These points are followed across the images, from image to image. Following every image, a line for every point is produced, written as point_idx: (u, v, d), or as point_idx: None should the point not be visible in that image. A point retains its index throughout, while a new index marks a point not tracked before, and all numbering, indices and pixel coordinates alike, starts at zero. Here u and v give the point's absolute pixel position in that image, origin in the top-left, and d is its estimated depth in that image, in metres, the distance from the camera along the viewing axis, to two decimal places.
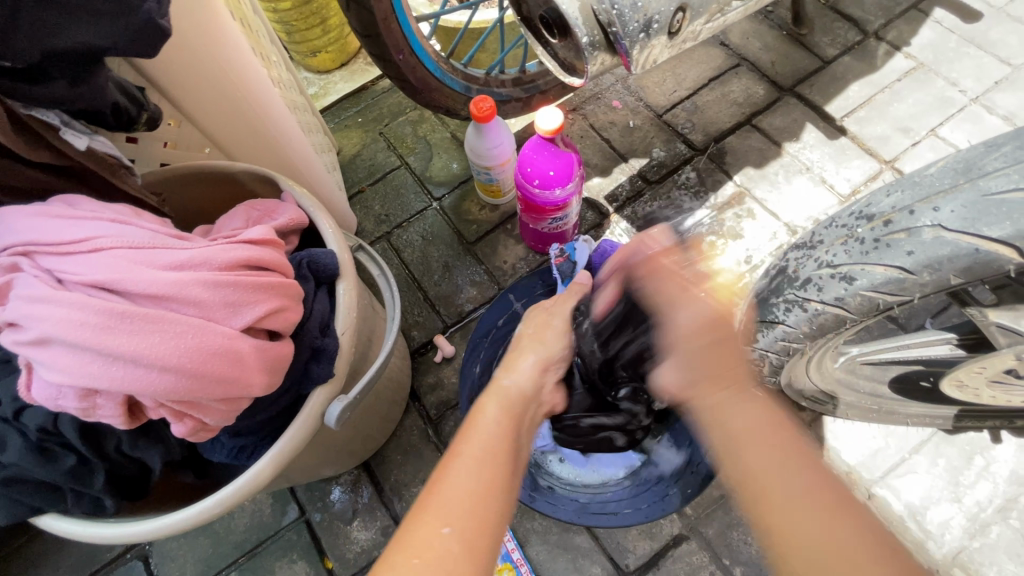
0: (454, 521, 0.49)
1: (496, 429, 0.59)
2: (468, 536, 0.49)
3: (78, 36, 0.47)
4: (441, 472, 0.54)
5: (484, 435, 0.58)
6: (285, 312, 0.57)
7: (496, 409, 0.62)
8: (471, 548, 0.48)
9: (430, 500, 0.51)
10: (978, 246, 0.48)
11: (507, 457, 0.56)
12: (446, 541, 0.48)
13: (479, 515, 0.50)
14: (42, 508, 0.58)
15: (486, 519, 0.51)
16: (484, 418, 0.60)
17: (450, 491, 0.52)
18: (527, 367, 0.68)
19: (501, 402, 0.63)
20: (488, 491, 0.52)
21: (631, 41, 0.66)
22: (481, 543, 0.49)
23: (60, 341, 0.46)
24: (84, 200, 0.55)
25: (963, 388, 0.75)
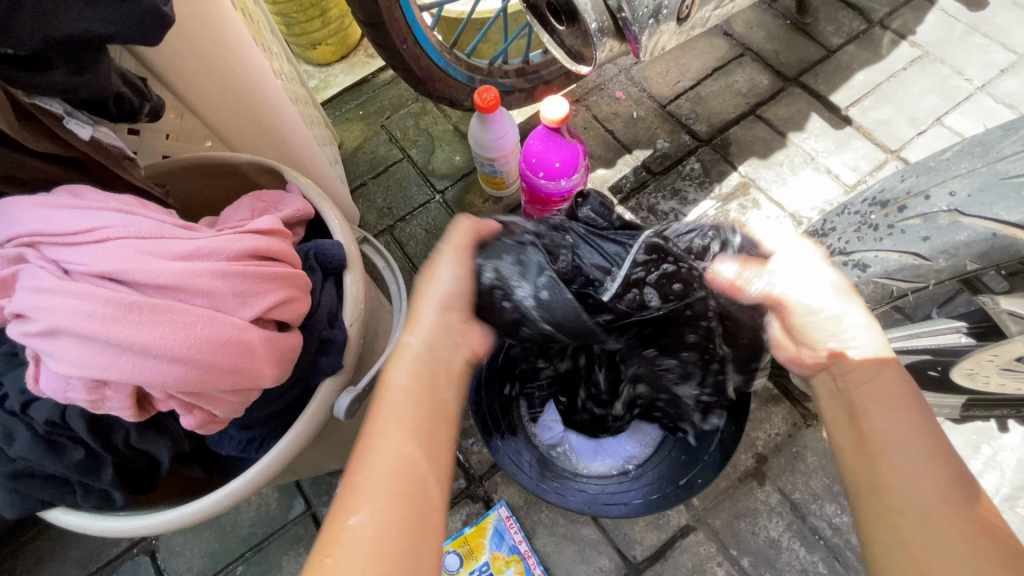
0: (362, 510, 0.45)
1: (402, 400, 0.51)
2: (385, 516, 0.45)
3: (81, 21, 0.46)
4: (361, 452, 0.48)
5: (398, 406, 0.51)
6: (294, 303, 0.57)
7: (407, 373, 0.53)
8: (392, 535, 0.44)
9: (353, 480, 0.47)
10: (996, 231, 0.47)
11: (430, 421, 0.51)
12: (358, 530, 0.44)
13: (398, 492, 0.46)
14: (52, 501, 0.58)
15: (407, 496, 0.46)
16: (390, 392, 0.52)
17: (365, 472, 0.47)
18: (425, 317, 0.57)
19: (412, 366, 0.54)
20: (416, 462, 0.48)
21: (641, 27, 0.65)
22: (400, 536, 0.44)
23: (67, 332, 0.46)
24: (89, 190, 0.54)
25: (973, 376, 0.75)
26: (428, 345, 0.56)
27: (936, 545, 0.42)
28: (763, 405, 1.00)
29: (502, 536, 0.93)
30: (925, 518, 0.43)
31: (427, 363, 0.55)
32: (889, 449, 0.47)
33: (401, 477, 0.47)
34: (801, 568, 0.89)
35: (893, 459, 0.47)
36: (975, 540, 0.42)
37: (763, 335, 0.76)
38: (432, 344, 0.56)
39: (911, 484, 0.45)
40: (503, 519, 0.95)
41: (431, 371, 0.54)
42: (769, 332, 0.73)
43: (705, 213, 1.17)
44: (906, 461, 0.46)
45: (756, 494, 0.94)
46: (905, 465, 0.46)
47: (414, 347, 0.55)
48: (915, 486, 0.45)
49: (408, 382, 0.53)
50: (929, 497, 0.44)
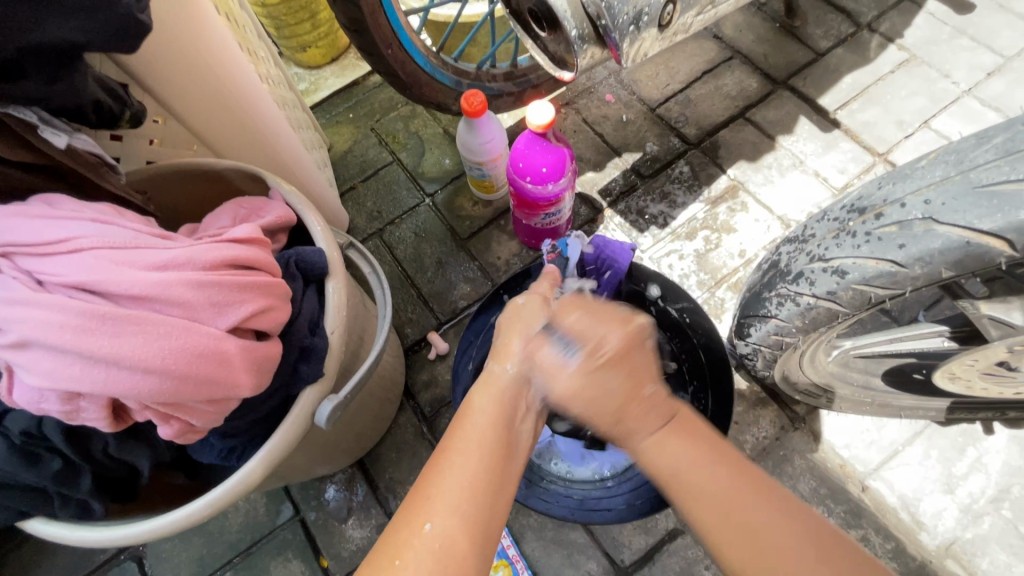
0: (436, 517, 0.49)
1: (489, 420, 0.55)
2: (455, 530, 0.48)
3: (52, 30, 0.46)
4: (432, 468, 0.52)
5: (477, 429, 0.54)
6: (272, 312, 0.57)
7: (491, 402, 0.57)
8: (457, 548, 0.48)
9: (424, 490, 0.51)
10: (970, 239, 0.48)
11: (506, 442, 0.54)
12: (430, 539, 0.48)
13: (471, 507, 0.49)
14: (30, 511, 0.57)
15: (478, 513, 0.50)
16: (477, 414, 0.56)
17: (439, 486, 0.50)
18: (518, 348, 0.60)
19: (495, 394, 0.58)
20: (493, 476, 0.52)
21: (621, 33, 0.65)
22: (465, 543, 0.48)
23: (39, 344, 0.46)
24: (64, 199, 0.53)
25: (956, 380, 0.75)
26: (516, 378, 0.59)
27: (764, 536, 0.50)
28: (750, 408, 1.00)
29: None
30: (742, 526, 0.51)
31: (523, 392, 0.59)
32: (672, 471, 0.55)
33: (474, 497, 0.50)
34: None
35: (687, 481, 0.54)
36: (795, 529, 0.50)
37: (747, 339, 0.76)
38: (523, 371, 0.59)
39: (713, 492, 0.52)
40: None
41: (514, 396, 0.58)
42: (752, 336, 0.73)
43: (694, 216, 1.17)
44: (703, 476, 0.54)
45: None
46: (700, 487, 0.53)
47: (501, 379, 0.59)
48: (717, 491, 0.52)
49: (490, 409, 0.56)
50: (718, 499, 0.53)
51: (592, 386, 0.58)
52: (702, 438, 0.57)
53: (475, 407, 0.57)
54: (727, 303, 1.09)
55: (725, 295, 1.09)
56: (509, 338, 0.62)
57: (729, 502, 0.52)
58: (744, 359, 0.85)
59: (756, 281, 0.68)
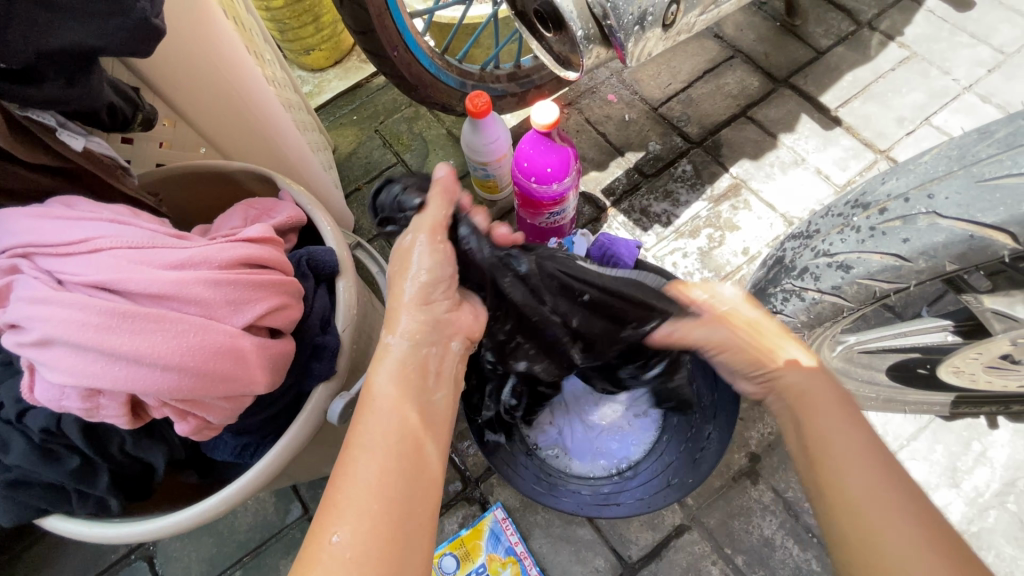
0: (343, 527, 0.47)
1: (391, 407, 0.54)
2: (365, 530, 0.47)
3: (72, 35, 0.47)
4: (337, 474, 0.51)
5: (376, 416, 0.54)
6: (286, 310, 0.58)
7: (388, 376, 0.57)
8: (369, 552, 0.46)
9: (332, 499, 0.49)
10: (973, 233, 0.49)
11: (410, 431, 0.53)
12: (340, 549, 0.46)
13: (382, 505, 0.49)
14: (48, 509, 0.58)
15: (387, 514, 0.48)
16: (375, 403, 0.55)
17: (344, 493, 0.49)
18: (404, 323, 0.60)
19: (393, 372, 0.57)
20: (405, 467, 0.51)
21: (626, 33, 0.66)
22: (381, 544, 0.47)
23: (61, 342, 0.47)
24: (82, 201, 0.55)
25: (960, 374, 0.76)
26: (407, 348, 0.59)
27: (846, 472, 0.53)
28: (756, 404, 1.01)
29: (498, 537, 0.94)
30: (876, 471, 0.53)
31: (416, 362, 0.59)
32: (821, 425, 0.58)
33: (382, 490, 0.49)
34: (794, 566, 0.90)
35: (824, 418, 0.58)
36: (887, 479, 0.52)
37: None
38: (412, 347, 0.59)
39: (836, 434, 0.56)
40: (499, 521, 0.95)
41: (411, 374, 0.58)
42: None
43: (697, 214, 1.17)
44: (839, 413, 0.57)
45: (749, 493, 0.95)
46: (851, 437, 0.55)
47: (398, 352, 0.58)
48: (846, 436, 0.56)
49: (391, 394, 0.55)
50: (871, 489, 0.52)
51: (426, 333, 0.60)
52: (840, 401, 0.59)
53: (376, 390, 0.56)
54: None
55: None
56: (398, 307, 0.61)
57: (836, 435, 0.56)
58: None
59: (760, 277, 0.69)
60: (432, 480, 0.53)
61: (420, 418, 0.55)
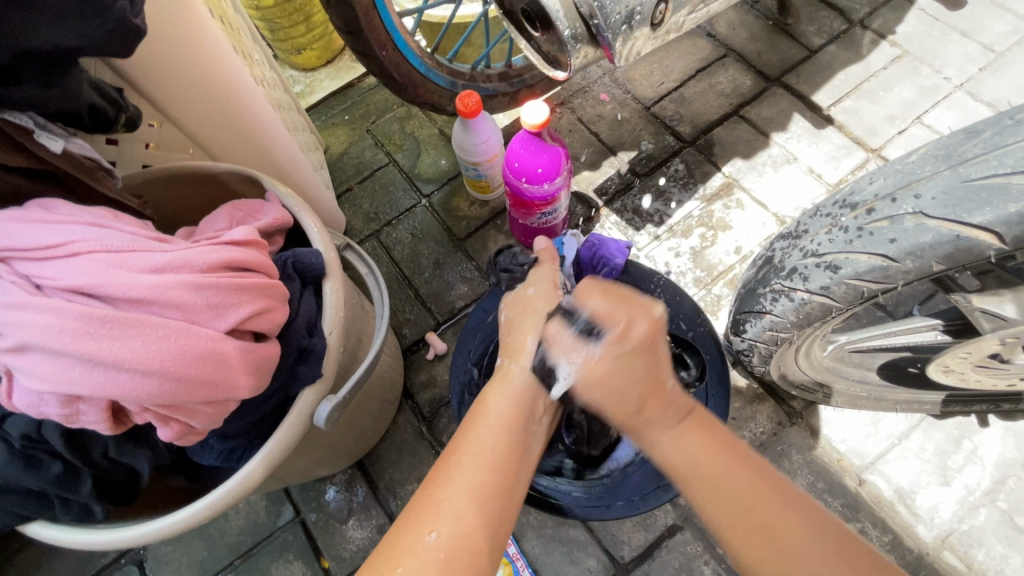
0: (441, 527, 0.51)
1: (502, 424, 0.60)
2: (460, 531, 0.51)
3: (47, 35, 0.46)
4: (437, 473, 0.55)
5: (488, 430, 0.59)
6: (270, 313, 0.57)
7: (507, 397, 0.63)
8: (458, 556, 0.50)
9: (425, 500, 0.54)
10: (960, 233, 0.48)
11: (512, 448, 0.59)
12: (433, 548, 0.50)
13: (482, 509, 0.53)
14: (31, 515, 0.58)
15: (480, 521, 0.53)
16: (488, 418, 0.61)
17: (447, 491, 0.54)
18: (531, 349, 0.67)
19: (513, 395, 0.63)
20: (505, 475, 0.57)
21: (614, 32, 0.66)
22: (472, 543, 0.51)
23: (38, 347, 0.46)
24: (61, 203, 0.54)
25: (950, 373, 0.76)
26: (531, 372, 0.65)
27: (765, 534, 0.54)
28: (748, 404, 1.01)
29: None
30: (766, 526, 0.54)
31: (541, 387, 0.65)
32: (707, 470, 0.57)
33: (483, 499, 0.54)
34: None
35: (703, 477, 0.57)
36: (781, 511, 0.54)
37: (743, 335, 0.76)
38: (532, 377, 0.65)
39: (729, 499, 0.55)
40: None
41: (527, 398, 0.63)
42: (748, 332, 0.74)
43: (690, 213, 1.17)
44: (724, 476, 0.56)
45: None
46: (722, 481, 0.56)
47: (517, 376, 0.65)
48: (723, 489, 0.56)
49: (507, 411, 0.61)
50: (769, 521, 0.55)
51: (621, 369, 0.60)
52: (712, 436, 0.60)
53: (492, 407, 0.62)
54: (723, 300, 1.09)
55: (722, 292, 1.10)
56: (522, 337, 0.69)
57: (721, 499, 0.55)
58: (741, 355, 0.85)
59: (750, 277, 0.69)
60: (518, 493, 0.57)
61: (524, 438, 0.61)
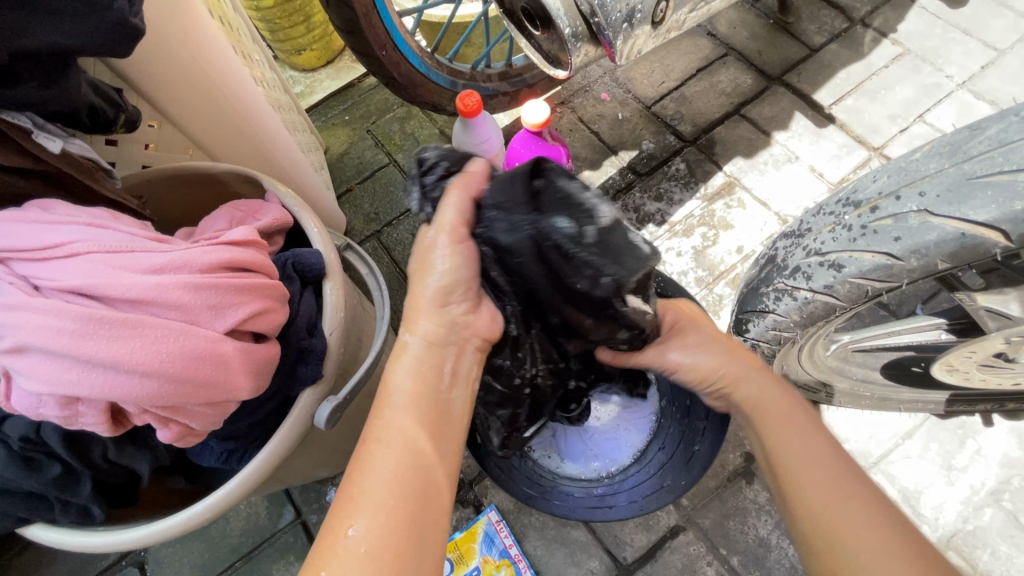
0: (360, 523, 0.46)
1: (405, 401, 0.53)
2: (381, 529, 0.46)
3: (45, 36, 0.46)
4: (355, 467, 0.50)
5: (393, 410, 0.53)
6: (270, 313, 0.57)
7: (409, 370, 0.56)
8: (382, 550, 0.45)
9: (347, 494, 0.49)
10: (965, 230, 0.48)
11: (419, 426, 0.52)
12: (354, 546, 0.45)
13: (396, 498, 0.48)
14: (30, 518, 0.58)
15: (399, 509, 0.48)
16: (391, 396, 0.54)
17: (358, 486, 0.49)
18: (427, 315, 0.58)
19: (413, 366, 0.56)
20: (422, 460, 0.51)
21: (615, 31, 0.65)
22: (400, 539, 0.47)
23: (36, 349, 0.46)
24: (60, 204, 0.53)
25: (954, 372, 0.75)
26: (428, 343, 0.57)
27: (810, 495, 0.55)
28: None
29: (492, 540, 0.93)
30: (828, 477, 0.54)
31: (443, 350, 0.58)
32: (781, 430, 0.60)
33: (395, 484, 0.49)
34: (790, 566, 0.90)
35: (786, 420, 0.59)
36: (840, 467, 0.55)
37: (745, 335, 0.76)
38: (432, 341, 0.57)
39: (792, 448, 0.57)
40: (493, 523, 0.95)
41: (429, 366, 0.56)
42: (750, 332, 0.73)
43: (691, 213, 1.17)
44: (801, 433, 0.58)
45: (744, 493, 0.94)
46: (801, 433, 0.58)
47: (414, 347, 0.57)
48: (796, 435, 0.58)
49: (409, 387, 0.54)
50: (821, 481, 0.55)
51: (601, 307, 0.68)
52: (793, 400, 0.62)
53: (395, 378, 0.55)
54: (726, 300, 1.09)
55: (724, 292, 1.09)
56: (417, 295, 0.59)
57: (794, 441, 0.57)
58: None
59: (753, 277, 0.68)
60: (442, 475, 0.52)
61: (437, 411, 0.54)
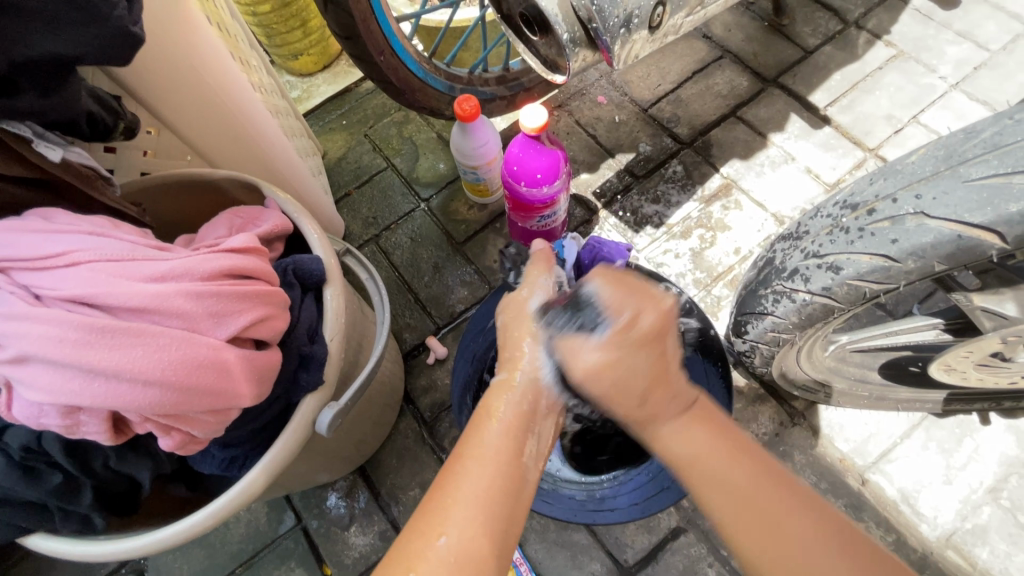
0: (452, 531, 0.48)
1: (511, 427, 0.55)
2: (468, 539, 0.48)
3: (46, 45, 0.46)
4: (449, 476, 0.52)
5: (494, 432, 0.55)
6: (271, 320, 0.57)
7: (513, 405, 0.57)
8: (471, 558, 0.47)
9: (433, 503, 0.50)
10: (961, 233, 0.49)
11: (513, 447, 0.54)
12: (445, 552, 0.47)
13: (487, 511, 0.50)
14: (31, 527, 0.57)
15: (490, 522, 0.49)
16: (495, 420, 0.56)
17: (455, 497, 0.50)
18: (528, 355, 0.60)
19: (519, 396, 0.58)
20: (511, 478, 0.52)
21: (612, 36, 0.66)
22: (481, 545, 0.48)
23: (37, 358, 0.46)
24: (60, 213, 0.53)
25: (951, 371, 0.75)
26: (539, 376, 0.59)
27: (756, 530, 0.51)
28: (749, 404, 1.00)
29: None
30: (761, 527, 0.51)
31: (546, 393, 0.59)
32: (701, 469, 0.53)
33: (493, 501, 0.50)
34: None
35: (716, 476, 0.52)
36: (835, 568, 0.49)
37: (744, 337, 0.76)
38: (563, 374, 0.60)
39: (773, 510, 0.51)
40: None
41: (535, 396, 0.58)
42: (749, 333, 0.74)
43: (688, 215, 1.17)
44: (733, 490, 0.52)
45: None
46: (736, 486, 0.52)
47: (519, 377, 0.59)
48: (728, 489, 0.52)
49: (510, 416, 0.56)
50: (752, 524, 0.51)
51: (622, 362, 0.56)
52: (719, 430, 0.56)
53: (503, 402, 0.57)
54: (724, 302, 1.09)
55: (722, 293, 1.10)
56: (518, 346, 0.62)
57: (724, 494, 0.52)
58: (742, 356, 0.84)
59: (752, 279, 0.69)
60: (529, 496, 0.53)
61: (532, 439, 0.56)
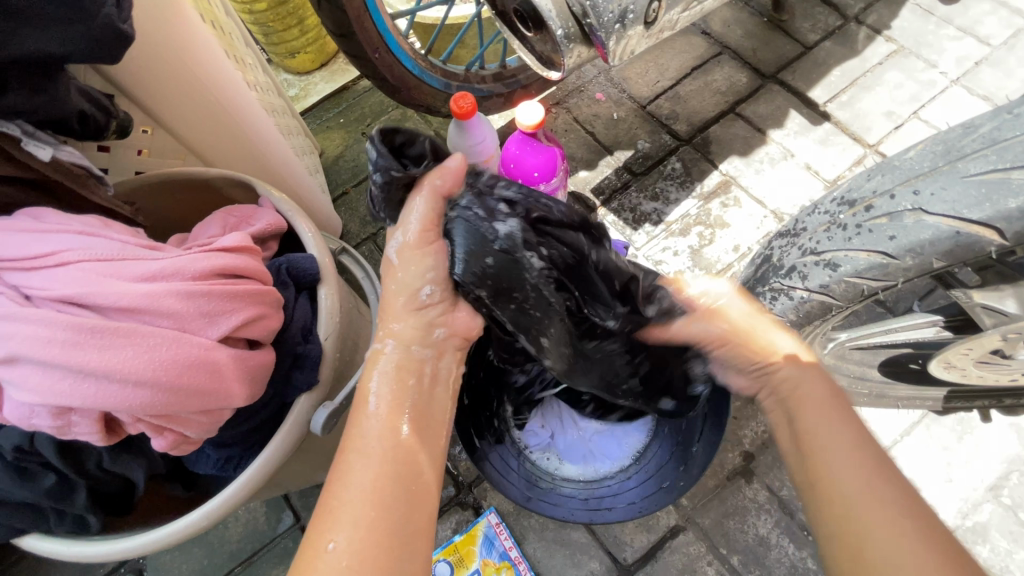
0: (341, 533, 0.45)
1: (388, 411, 0.52)
2: (360, 542, 0.45)
3: (33, 43, 0.45)
4: (335, 475, 0.49)
5: (374, 422, 0.52)
6: (264, 320, 0.57)
7: (383, 380, 0.54)
8: (365, 564, 0.44)
9: (325, 505, 0.48)
10: (959, 229, 0.48)
11: (397, 445, 0.51)
12: (336, 558, 0.44)
13: (373, 513, 0.46)
14: (25, 528, 0.57)
15: (380, 523, 0.46)
16: (374, 406, 0.53)
17: (340, 499, 0.47)
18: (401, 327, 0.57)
19: (388, 372, 0.55)
20: (395, 475, 0.49)
21: (607, 32, 0.65)
22: (383, 542, 0.46)
23: (27, 359, 0.45)
24: (51, 213, 0.53)
25: (951, 369, 0.75)
26: (405, 345, 0.56)
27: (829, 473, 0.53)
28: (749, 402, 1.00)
29: (492, 543, 0.93)
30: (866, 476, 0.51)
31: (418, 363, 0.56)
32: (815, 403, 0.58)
33: (377, 502, 0.47)
34: (790, 565, 0.90)
35: (822, 420, 0.56)
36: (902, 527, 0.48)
37: None
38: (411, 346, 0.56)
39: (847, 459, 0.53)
40: (493, 525, 0.94)
41: (410, 374, 0.55)
42: None
43: (687, 212, 1.17)
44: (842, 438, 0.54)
45: (744, 491, 0.94)
46: (844, 432, 0.54)
47: (389, 351, 0.55)
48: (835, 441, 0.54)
49: (385, 392, 0.53)
50: (846, 465, 0.52)
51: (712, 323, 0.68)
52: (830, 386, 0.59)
53: (373, 388, 0.54)
54: None
55: None
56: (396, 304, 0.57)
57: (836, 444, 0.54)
58: None
59: (749, 276, 0.68)
60: (424, 491, 0.50)
61: (415, 423, 0.53)
